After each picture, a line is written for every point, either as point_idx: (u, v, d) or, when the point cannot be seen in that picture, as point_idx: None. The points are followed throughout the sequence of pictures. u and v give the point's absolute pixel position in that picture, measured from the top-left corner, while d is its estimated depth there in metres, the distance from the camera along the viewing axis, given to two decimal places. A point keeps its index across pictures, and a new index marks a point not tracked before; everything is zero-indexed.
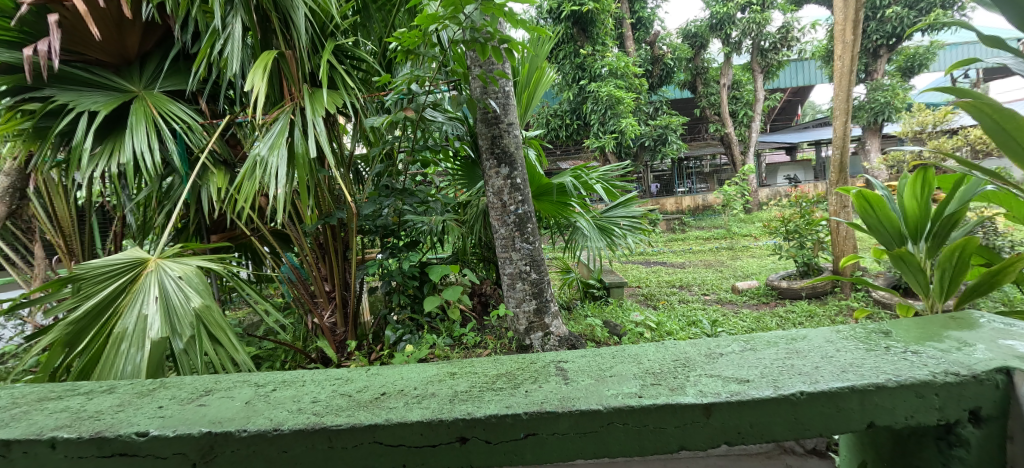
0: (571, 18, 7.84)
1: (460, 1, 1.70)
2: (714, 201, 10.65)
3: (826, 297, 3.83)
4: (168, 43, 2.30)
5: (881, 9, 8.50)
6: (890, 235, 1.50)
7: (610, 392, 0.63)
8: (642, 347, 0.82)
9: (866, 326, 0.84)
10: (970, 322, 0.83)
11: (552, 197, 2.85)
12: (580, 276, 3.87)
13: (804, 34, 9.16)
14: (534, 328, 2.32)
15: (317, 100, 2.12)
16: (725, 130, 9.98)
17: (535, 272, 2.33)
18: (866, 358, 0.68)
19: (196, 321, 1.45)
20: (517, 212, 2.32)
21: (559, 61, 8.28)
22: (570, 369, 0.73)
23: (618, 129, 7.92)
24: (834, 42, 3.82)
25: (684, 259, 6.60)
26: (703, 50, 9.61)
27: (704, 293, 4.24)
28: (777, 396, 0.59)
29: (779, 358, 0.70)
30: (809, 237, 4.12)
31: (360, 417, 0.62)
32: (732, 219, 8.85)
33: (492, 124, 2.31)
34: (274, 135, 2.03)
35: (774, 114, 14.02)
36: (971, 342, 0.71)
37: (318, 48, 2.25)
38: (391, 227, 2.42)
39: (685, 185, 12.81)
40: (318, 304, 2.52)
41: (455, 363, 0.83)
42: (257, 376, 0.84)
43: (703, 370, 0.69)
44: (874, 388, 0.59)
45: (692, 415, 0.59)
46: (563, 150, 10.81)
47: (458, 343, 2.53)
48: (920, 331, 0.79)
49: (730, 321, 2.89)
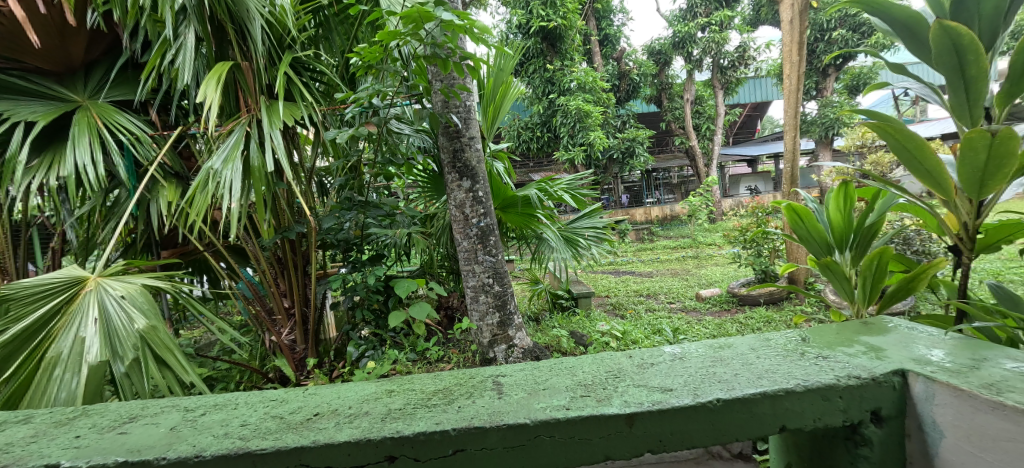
0: (540, 34, 8.05)
1: (421, 18, 1.73)
2: (681, 211, 11.04)
3: (783, 303, 4.03)
4: (116, 53, 2.24)
5: (828, 32, 9.07)
6: (819, 245, 1.54)
7: (539, 406, 0.64)
8: (579, 359, 0.84)
9: (788, 333, 0.89)
10: (881, 326, 0.89)
11: (518, 209, 2.90)
12: (549, 287, 3.89)
13: (760, 54, 9.65)
14: (498, 340, 2.36)
15: (274, 112, 2.08)
16: (690, 142, 10.33)
17: (498, 284, 2.37)
18: (781, 364, 0.71)
19: (139, 342, 1.40)
20: (480, 224, 2.36)
21: (530, 75, 8.46)
22: (506, 383, 0.73)
23: (587, 141, 8.15)
24: (783, 63, 4.02)
25: (652, 267, 6.80)
26: (667, 67, 9.96)
27: (670, 301, 4.39)
28: (695, 403, 0.61)
29: (703, 367, 0.73)
30: (765, 246, 4.32)
31: (288, 439, 0.61)
32: (697, 228, 9.16)
33: (453, 138, 2.35)
34: (228, 148, 1.98)
35: (735, 128, 14.67)
36: (879, 347, 0.77)
37: (276, 61, 2.22)
38: (353, 241, 2.41)
39: (653, 196, 13.22)
40: (277, 322, 2.47)
41: (395, 379, 0.82)
42: (188, 399, 0.80)
43: (632, 380, 0.71)
44: (784, 393, 0.63)
45: (616, 425, 0.61)
46: (535, 163, 10.95)
47: (422, 358, 2.54)
48: (836, 336, 0.85)
49: (693, 329, 3.00)
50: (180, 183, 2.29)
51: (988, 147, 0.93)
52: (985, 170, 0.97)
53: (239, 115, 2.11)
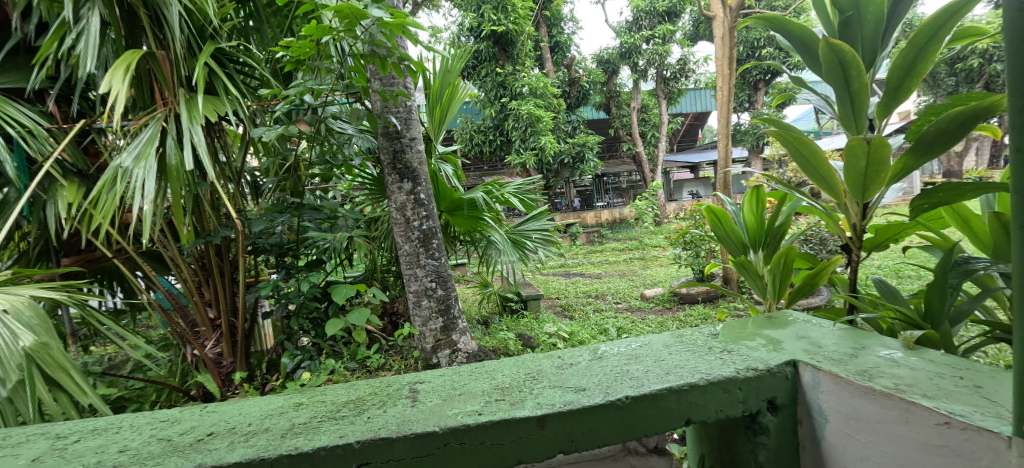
0: (492, 38, 8.05)
1: (355, 14, 1.66)
2: (628, 214, 11.42)
3: (719, 301, 4.25)
4: (5, 35, 1.99)
5: (759, 49, 9.75)
6: (735, 244, 1.65)
7: (451, 412, 0.63)
8: (501, 362, 0.83)
9: (701, 329, 0.94)
10: (782, 320, 0.97)
11: (464, 212, 2.87)
12: (499, 290, 3.88)
13: (699, 67, 10.21)
14: (441, 345, 2.31)
15: (194, 106, 1.92)
16: (636, 149, 10.71)
17: (441, 288, 2.33)
18: (689, 359, 0.75)
19: (26, 362, 1.21)
20: (421, 227, 2.31)
21: (481, 78, 8.43)
22: (422, 391, 0.71)
23: (538, 146, 8.24)
24: (717, 76, 4.26)
25: (601, 269, 6.97)
26: (615, 75, 10.28)
27: (616, 301, 4.51)
28: (605, 402, 0.62)
29: (618, 365, 0.75)
30: (703, 247, 4.55)
31: (170, 464, 0.56)
32: (644, 231, 9.50)
33: (393, 139, 2.30)
34: (140, 144, 1.80)
35: (678, 136, 15.41)
36: (777, 340, 0.85)
37: (196, 51, 2.05)
38: (287, 245, 2.28)
39: (602, 199, 13.60)
40: (200, 334, 2.28)
41: (307, 391, 0.77)
42: (63, 425, 0.72)
43: (548, 381, 0.71)
44: (688, 388, 0.65)
45: (527, 428, 0.60)
46: (488, 166, 10.93)
47: (362, 366, 2.44)
48: (743, 330, 0.91)
49: (636, 328, 3.10)
50: (84, 182, 2.06)
51: (865, 153, 1.05)
52: (866, 173, 1.08)
53: (154, 109, 1.93)
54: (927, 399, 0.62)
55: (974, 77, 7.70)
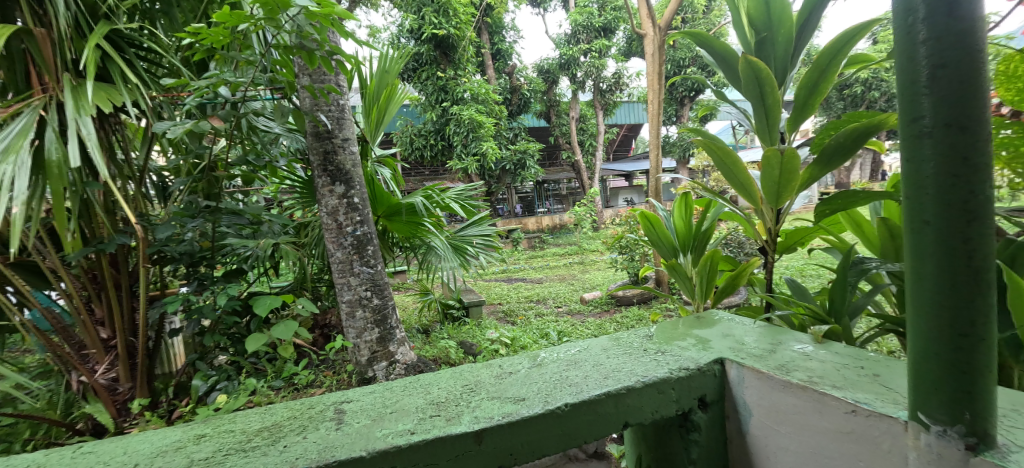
0: (432, 41, 7.92)
1: (278, 3, 1.54)
2: (568, 220, 11.71)
3: (653, 302, 4.45)
4: None
5: (685, 67, 10.43)
6: (667, 247, 1.72)
7: (380, 434, 0.58)
8: (437, 374, 0.79)
9: (636, 331, 0.96)
10: (709, 319, 1.02)
11: (402, 217, 2.78)
12: (440, 297, 3.79)
13: (633, 80, 10.74)
14: (377, 357, 2.20)
15: (83, 96, 1.68)
16: (575, 157, 11.02)
17: (377, 297, 2.22)
18: (626, 362, 0.75)
19: None
20: (355, 233, 2.20)
21: (422, 81, 8.26)
22: (349, 411, 0.66)
23: (479, 152, 8.21)
24: (648, 90, 4.48)
25: (542, 274, 7.06)
26: (554, 85, 10.53)
27: (557, 305, 4.58)
28: (544, 411, 0.61)
29: (558, 372, 0.74)
30: (637, 251, 4.75)
31: None
32: (583, 236, 9.78)
33: (324, 140, 2.17)
34: (10, 136, 1.53)
35: (614, 145, 16.08)
36: (706, 339, 0.89)
37: (86, 32, 1.79)
38: (200, 254, 2.04)
39: (543, 205, 13.84)
40: (91, 357, 2.00)
41: (211, 421, 0.70)
42: None
43: (487, 393, 0.68)
44: (625, 391, 0.66)
45: (463, 445, 0.57)
46: (428, 171, 10.73)
47: (289, 384, 2.26)
48: (675, 331, 0.95)
49: (576, 331, 3.15)
50: None
51: (779, 163, 1.13)
52: (779, 181, 1.16)
53: (31, 96, 1.66)
54: (836, 388, 0.67)
55: (862, 100, 8.77)
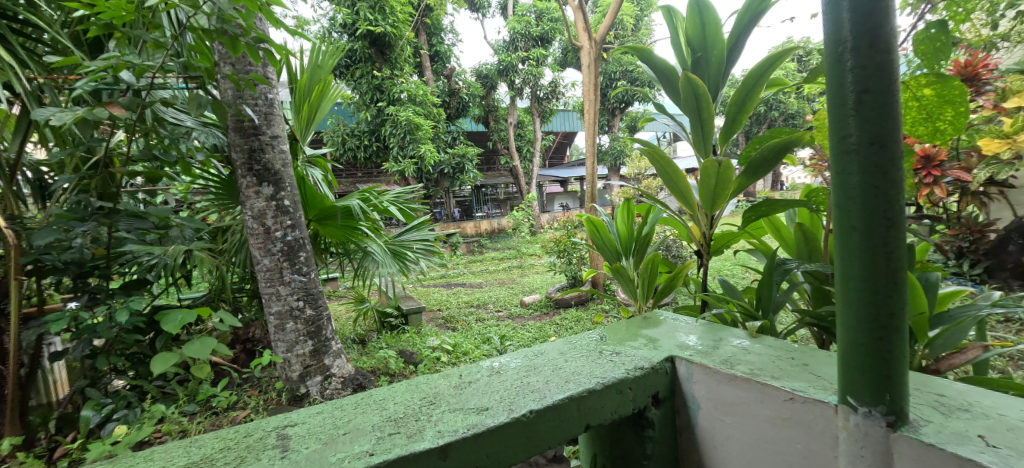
0: (367, 38, 7.64)
1: None
2: (507, 224, 11.80)
3: (590, 303, 4.59)
4: None
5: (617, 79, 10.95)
6: (611, 251, 1.77)
7: (335, 458, 0.53)
8: (391, 389, 0.74)
9: (588, 332, 0.97)
10: (655, 319, 1.06)
11: (337, 221, 2.63)
12: (377, 305, 3.63)
13: (568, 90, 11.08)
14: (310, 372, 2.06)
15: None
16: (513, 162, 11.14)
17: (310, 307, 2.08)
18: (585, 365, 0.75)
19: None
20: (285, 238, 2.04)
21: (355, 80, 7.93)
22: (295, 436, 0.60)
23: (417, 154, 8.03)
24: (584, 99, 4.63)
25: (482, 278, 7.03)
26: (493, 90, 10.58)
27: (498, 310, 4.57)
28: (510, 420, 0.59)
29: (518, 378, 0.72)
30: (575, 254, 4.88)
31: None
32: (521, 241, 9.90)
33: (249, 136, 1.99)
34: None
35: (550, 151, 16.47)
36: (655, 338, 0.93)
37: None
38: (90, 264, 1.76)
39: (482, 209, 13.82)
40: None
41: (119, 461, 0.61)
42: None
43: (447, 405, 0.65)
44: (587, 393, 0.66)
45: (428, 461, 0.54)
46: (363, 173, 10.31)
47: (206, 407, 2.04)
48: (625, 332, 0.97)
49: (518, 335, 3.16)
50: None
51: (716, 173, 1.19)
52: (715, 190, 1.24)
53: None
54: (775, 379, 0.72)
55: (768, 117, 9.75)
